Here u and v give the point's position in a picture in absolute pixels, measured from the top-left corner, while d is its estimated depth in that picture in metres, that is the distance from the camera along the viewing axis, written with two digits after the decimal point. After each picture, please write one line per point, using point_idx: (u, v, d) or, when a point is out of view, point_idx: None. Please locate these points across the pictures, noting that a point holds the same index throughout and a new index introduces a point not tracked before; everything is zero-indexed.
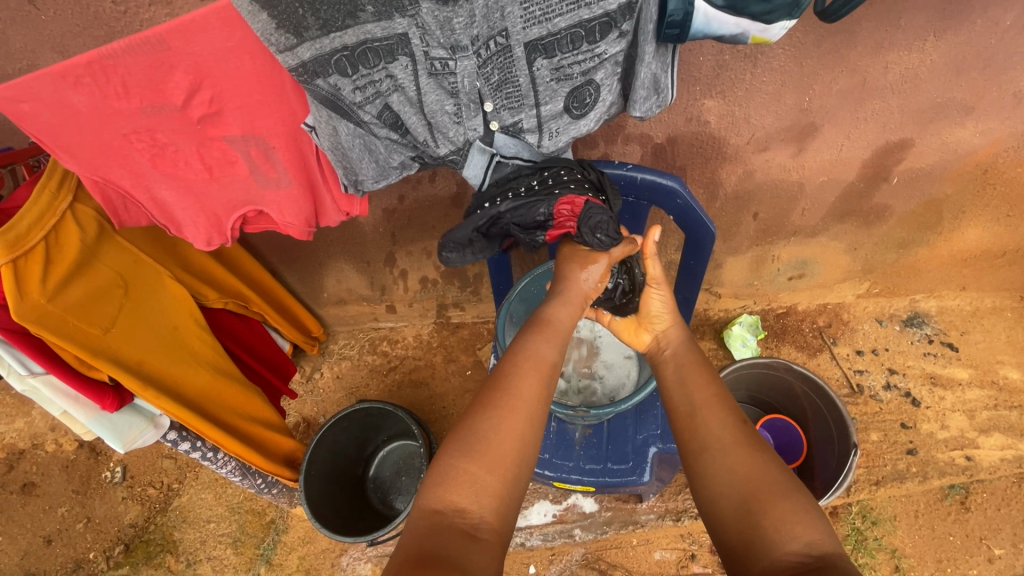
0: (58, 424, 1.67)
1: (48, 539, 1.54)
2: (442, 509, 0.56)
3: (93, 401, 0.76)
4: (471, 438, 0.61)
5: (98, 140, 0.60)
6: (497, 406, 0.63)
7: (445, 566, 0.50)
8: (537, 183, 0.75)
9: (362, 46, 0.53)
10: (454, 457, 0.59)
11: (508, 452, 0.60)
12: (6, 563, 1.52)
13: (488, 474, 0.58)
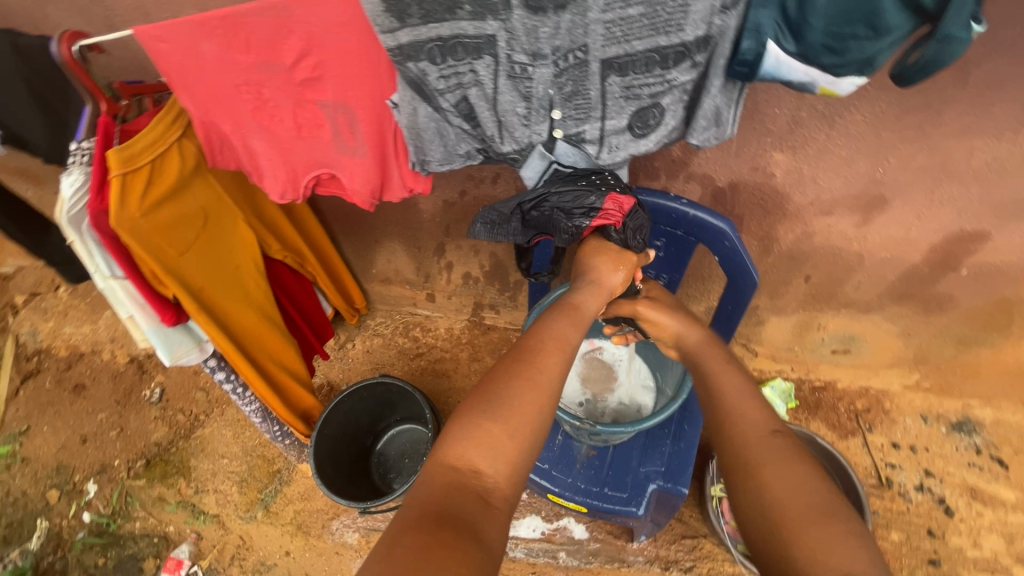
0: (117, 337, 1.84)
1: (83, 438, 1.68)
2: (460, 469, 0.59)
3: (155, 311, 0.85)
4: (498, 402, 0.64)
5: (215, 85, 0.69)
6: (520, 375, 0.67)
7: (463, 528, 0.53)
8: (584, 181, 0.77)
9: (455, 39, 0.59)
10: (479, 416, 0.62)
11: (529, 424, 0.64)
12: (43, 450, 1.67)
13: (505, 438, 0.61)
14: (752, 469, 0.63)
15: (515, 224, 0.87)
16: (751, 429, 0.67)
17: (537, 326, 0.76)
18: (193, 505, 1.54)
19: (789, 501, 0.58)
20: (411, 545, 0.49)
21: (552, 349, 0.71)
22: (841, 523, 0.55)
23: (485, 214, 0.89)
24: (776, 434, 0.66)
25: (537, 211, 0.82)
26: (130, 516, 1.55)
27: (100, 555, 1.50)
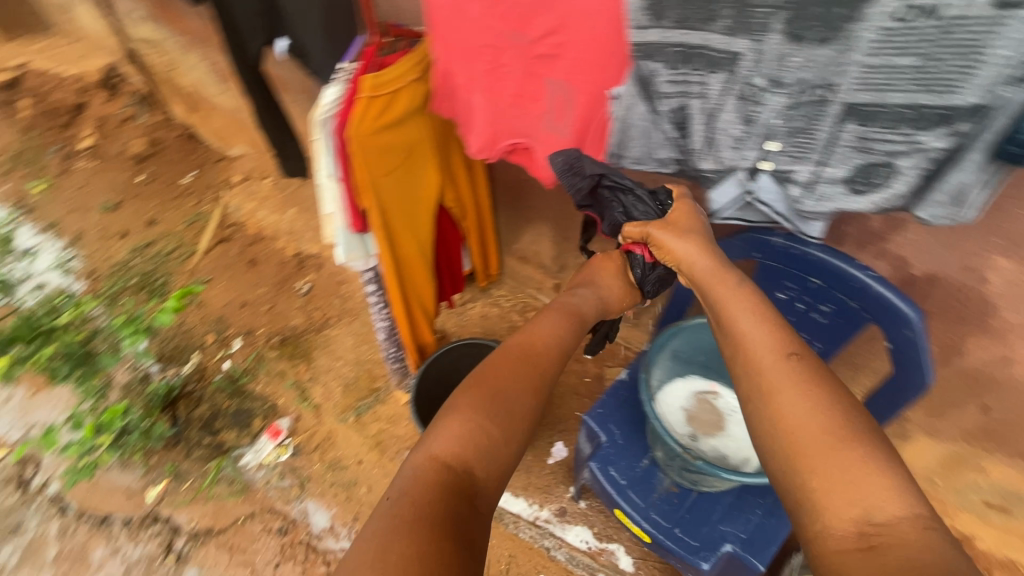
0: (293, 232, 2.17)
1: (244, 303, 2.01)
2: (455, 467, 0.63)
3: (350, 215, 1.00)
4: (499, 402, 0.70)
5: (467, 41, 0.78)
6: (522, 377, 0.74)
7: (458, 532, 0.55)
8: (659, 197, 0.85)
9: (699, 49, 0.60)
10: (480, 416, 0.68)
11: (522, 420, 0.70)
12: (215, 301, 2.04)
13: (491, 430, 0.67)
14: (765, 393, 0.58)
15: (588, 186, 0.82)
16: (762, 357, 0.61)
17: (539, 318, 0.85)
18: (303, 389, 1.77)
19: (807, 432, 0.54)
20: (410, 551, 0.52)
21: (542, 346, 0.80)
22: (868, 449, 0.52)
23: (570, 152, 0.79)
24: (791, 357, 0.60)
25: (609, 194, 0.84)
26: (255, 378, 1.82)
27: (227, 398, 1.78)
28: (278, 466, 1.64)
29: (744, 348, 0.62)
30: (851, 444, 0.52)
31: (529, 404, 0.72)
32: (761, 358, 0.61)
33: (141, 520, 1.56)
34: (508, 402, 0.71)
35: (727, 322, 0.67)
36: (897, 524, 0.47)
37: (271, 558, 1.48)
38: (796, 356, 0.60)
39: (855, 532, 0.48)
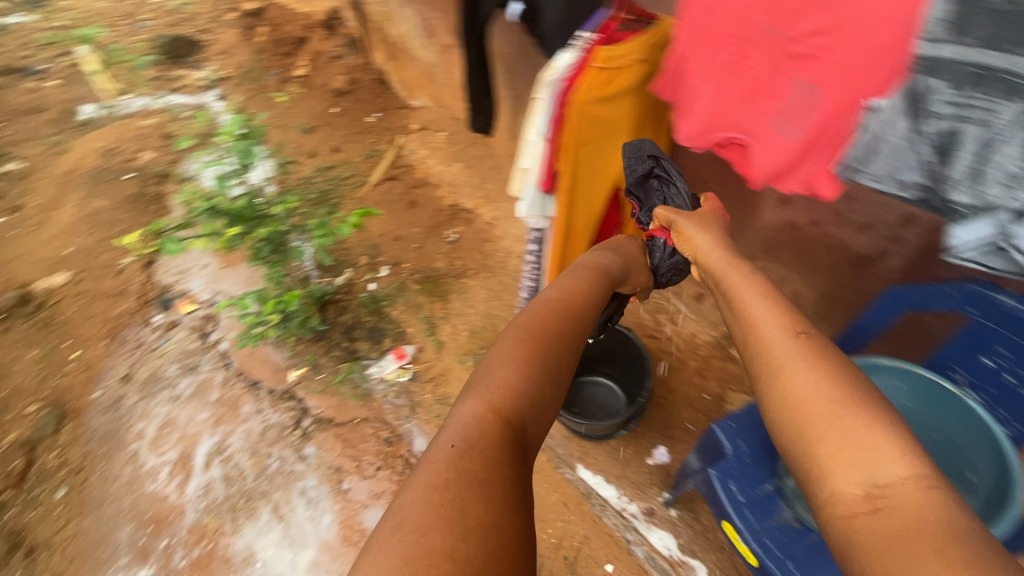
0: (454, 186, 2.39)
1: (399, 237, 2.24)
2: (513, 430, 0.63)
3: (544, 173, 1.08)
4: (549, 345, 0.76)
5: (722, 32, 0.84)
6: (570, 330, 0.82)
7: (508, 487, 0.57)
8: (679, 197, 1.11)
9: (994, 76, 0.64)
10: (540, 379, 0.70)
11: (567, 365, 0.76)
12: (375, 228, 2.28)
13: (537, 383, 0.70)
14: (773, 369, 0.64)
15: (642, 169, 1.10)
16: (774, 332, 0.68)
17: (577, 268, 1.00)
18: (433, 324, 1.94)
19: (817, 400, 0.58)
20: (472, 524, 0.51)
21: (570, 310, 0.86)
22: (872, 414, 0.55)
23: (634, 144, 1.10)
24: (801, 336, 0.67)
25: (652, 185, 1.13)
26: (394, 302, 2.02)
27: (368, 314, 2.00)
28: (396, 383, 1.81)
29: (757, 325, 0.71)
30: (853, 409, 0.56)
31: (564, 366, 0.77)
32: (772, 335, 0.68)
33: (283, 393, 1.80)
34: (547, 357, 0.74)
35: (744, 309, 0.76)
36: (901, 485, 0.49)
37: (372, 459, 1.64)
38: (806, 335, 0.67)
39: (857, 496, 0.50)
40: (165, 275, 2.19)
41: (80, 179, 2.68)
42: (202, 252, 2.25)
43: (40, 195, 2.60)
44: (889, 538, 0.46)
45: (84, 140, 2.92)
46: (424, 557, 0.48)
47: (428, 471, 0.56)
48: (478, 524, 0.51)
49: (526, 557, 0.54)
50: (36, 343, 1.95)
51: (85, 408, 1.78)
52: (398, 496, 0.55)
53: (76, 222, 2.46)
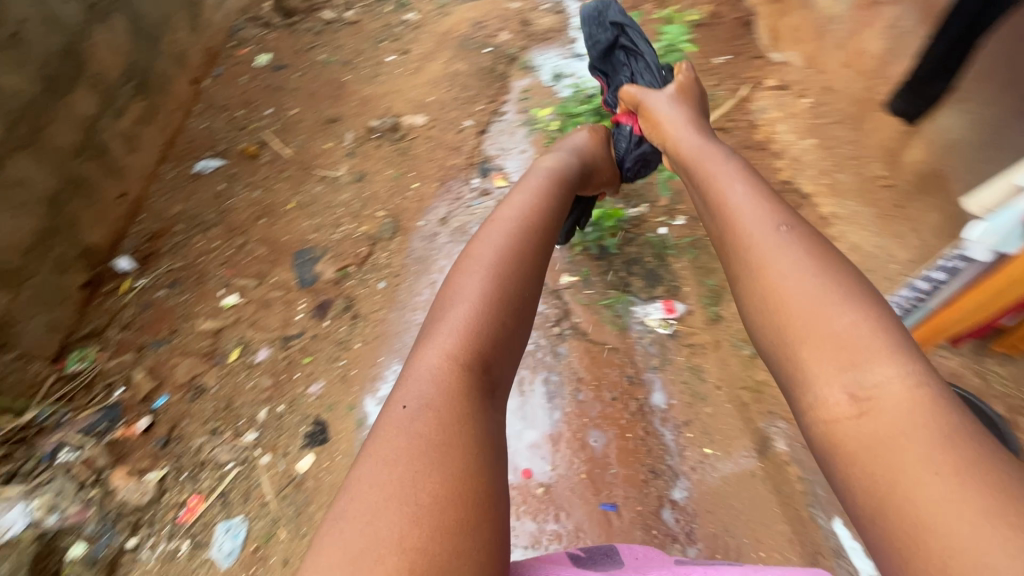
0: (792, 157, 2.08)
1: None
2: (470, 371, 0.87)
3: None
4: (505, 295, 1.00)
5: None
6: (522, 265, 1.07)
7: (465, 431, 0.78)
8: (622, 42, 2.08)
9: None
10: (480, 320, 0.94)
11: (522, 298, 1.01)
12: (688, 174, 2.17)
13: (484, 323, 0.94)
14: (758, 272, 0.88)
15: (607, 39, 2.09)
16: (746, 222, 0.96)
17: (547, 199, 1.33)
18: (716, 295, 1.79)
19: (801, 290, 0.81)
20: (431, 494, 0.68)
21: (536, 223, 1.20)
22: (835, 289, 0.78)
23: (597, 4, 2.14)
24: (781, 228, 0.91)
25: (622, 50, 2.08)
26: (681, 254, 1.90)
27: (651, 255, 1.93)
28: (653, 333, 1.77)
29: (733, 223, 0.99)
30: (835, 295, 0.77)
31: (523, 296, 1.02)
32: (773, 255, 0.88)
33: (552, 290, 1.92)
34: (502, 299, 0.98)
35: (724, 202, 1.05)
36: (889, 386, 0.66)
37: (611, 388, 1.68)
38: (785, 228, 0.91)
39: (846, 402, 0.69)
40: (492, 147, 2.45)
41: (451, 40, 3.08)
42: (525, 141, 2.47)
43: (420, 43, 3.06)
44: (877, 439, 0.64)
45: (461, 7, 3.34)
46: (388, 537, 0.64)
47: (386, 446, 0.75)
48: (433, 498, 0.68)
49: (488, 478, 0.74)
50: (392, 163, 2.40)
51: (411, 230, 2.14)
52: (357, 469, 0.74)
53: (439, 76, 2.86)
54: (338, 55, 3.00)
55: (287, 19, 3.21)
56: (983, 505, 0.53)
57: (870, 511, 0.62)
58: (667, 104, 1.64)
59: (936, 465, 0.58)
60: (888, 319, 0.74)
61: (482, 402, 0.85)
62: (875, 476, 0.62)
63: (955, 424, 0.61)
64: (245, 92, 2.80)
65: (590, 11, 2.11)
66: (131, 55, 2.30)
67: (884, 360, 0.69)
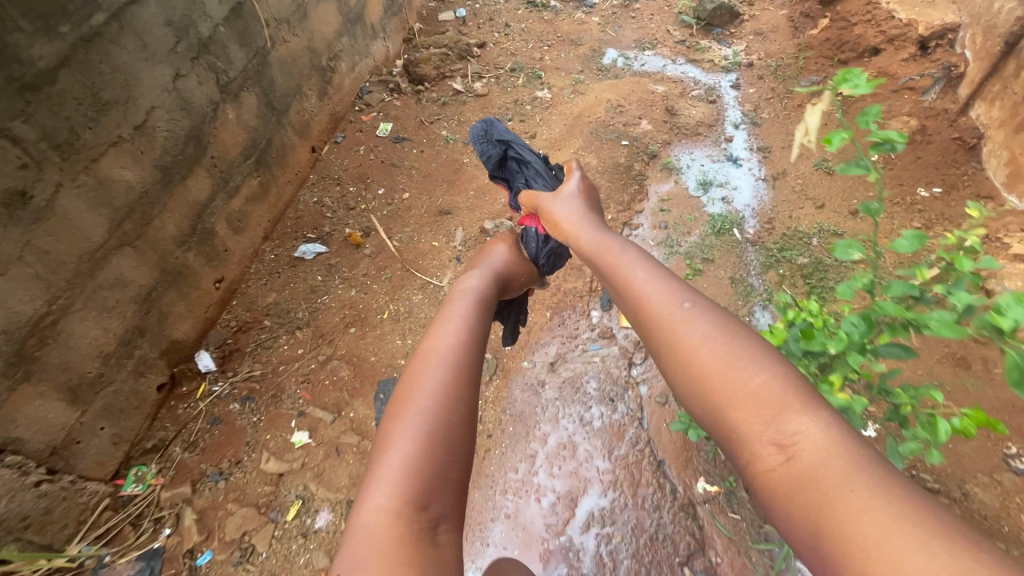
0: None
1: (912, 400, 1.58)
2: (404, 507, 0.95)
3: None
4: (430, 419, 1.08)
5: None
6: (440, 385, 1.15)
7: (424, 552, 0.90)
8: (516, 155, 2.00)
9: None
10: (401, 447, 1.03)
11: (448, 421, 1.09)
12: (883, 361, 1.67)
13: (419, 448, 1.03)
14: (681, 354, 1.07)
15: (498, 153, 2.02)
16: (661, 304, 1.18)
17: (463, 317, 1.37)
18: None
19: (715, 357, 1.02)
20: None
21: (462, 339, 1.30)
22: (742, 352, 1.00)
23: (483, 121, 2.09)
24: (685, 305, 1.15)
25: (512, 162, 2.01)
26: None
27: None
28: None
29: (647, 303, 1.21)
30: (739, 357, 0.99)
31: (456, 410, 1.12)
32: (688, 338, 1.08)
33: (685, 504, 1.50)
34: (435, 425, 1.07)
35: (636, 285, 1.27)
36: (806, 433, 0.85)
37: None
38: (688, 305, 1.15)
39: (776, 455, 0.85)
40: None
41: (584, 125, 2.78)
42: None
43: (550, 126, 2.79)
44: (806, 478, 0.80)
45: (599, 85, 3.06)
46: None
47: None
48: None
49: None
50: None
51: (513, 371, 1.79)
52: None
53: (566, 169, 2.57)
54: (461, 131, 2.80)
55: (416, 86, 3.09)
56: (900, 519, 0.68)
57: (820, 545, 0.74)
58: (564, 203, 1.67)
59: (862, 488, 0.74)
60: (785, 374, 0.95)
61: (417, 541, 0.91)
62: (815, 509, 0.76)
63: (862, 455, 0.79)
64: (360, 165, 2.66)
65: (479, 131, 2.07)
66: (257, 129, 2.21)
67: (798, 413, 0.88)
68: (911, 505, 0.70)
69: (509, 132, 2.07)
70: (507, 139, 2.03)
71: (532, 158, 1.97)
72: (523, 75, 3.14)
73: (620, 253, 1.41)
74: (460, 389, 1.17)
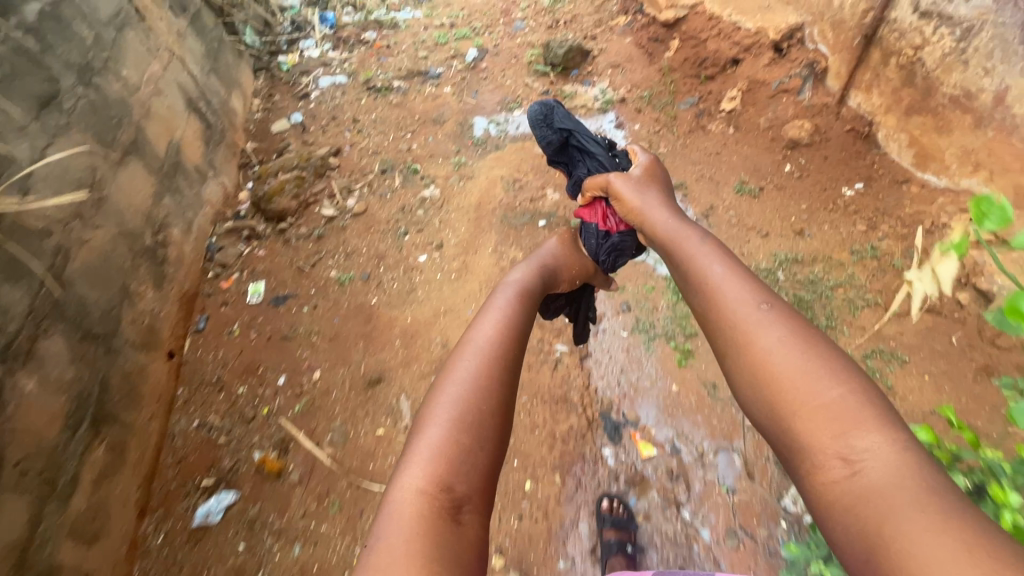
0: None
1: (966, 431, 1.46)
2: (433, 487, 0.81)
3: None
4: (470, 401, 0.95)
5: None
6: (487, 363, 1.03)
7: (434, 532, 0.76)
8: (577, 146, 1.82)
9: None
10: (449, 427, 0.90)
11: (484, 405, 0.95)
12: (920, 398, 1.54)
13: (450, 433, 0.89)
14: (751, 323, 0.97)
15: (560, 139, 1.83)
16: (731, 288, 1.07)
17: (511, 311, 1.24)
18: None
19: (776, 337, 0.92)
20: None
21: (505, 330, 1.16)
22: (837, 346, 0.88)
23: (543, 103, 1.84)
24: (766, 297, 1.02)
25: (575, 150, 1.83)
26: None
27: None
28: None
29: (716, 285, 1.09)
30: (818, 337, 0.90)
31: (489, 399, 0.98)
32: (759, 332, 0.96)
33: None
34: (471, 408, 0.93)
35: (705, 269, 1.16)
36: (876, 448, 0.73)
37: None
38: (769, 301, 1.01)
39: (842, 468, 0.75)
40: (605, 383, 1.78)
41: (489, 216, 2.48)
42: (653, 364, 1.81)
43: (453, 227, 2.43)
44: (873, 493, 0.70)
45: (483, 163, 2.78)
46: None
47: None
48: None
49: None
50: None
51: None
52: None
53: (493, 273, 2.23)
54: (352, 265, 2.32)
55: (277, 223, 2.55)
56: (976, 539, 0.60)
57: (874, 565, 0.65)
58: (635, 188, 1.59)
59: (936, 512, 0.64)
60: (864, 387, 0.82)
61: (432, 524, 0.78)
62: (875, 525, 0.67)
63: (944, 483, 0.68)
64: (242, 351, 2.08)
65: (538, 111, 1.84)
66: (85, 377, 1.57)
67: (880, 430, 0.75)
68: (984, 533, 0.60)
69: (571, 116, 1.87)
70: (570, 127, 1.83)
71: (596, 151, 1.79)
72: (397, 175, 2.74)
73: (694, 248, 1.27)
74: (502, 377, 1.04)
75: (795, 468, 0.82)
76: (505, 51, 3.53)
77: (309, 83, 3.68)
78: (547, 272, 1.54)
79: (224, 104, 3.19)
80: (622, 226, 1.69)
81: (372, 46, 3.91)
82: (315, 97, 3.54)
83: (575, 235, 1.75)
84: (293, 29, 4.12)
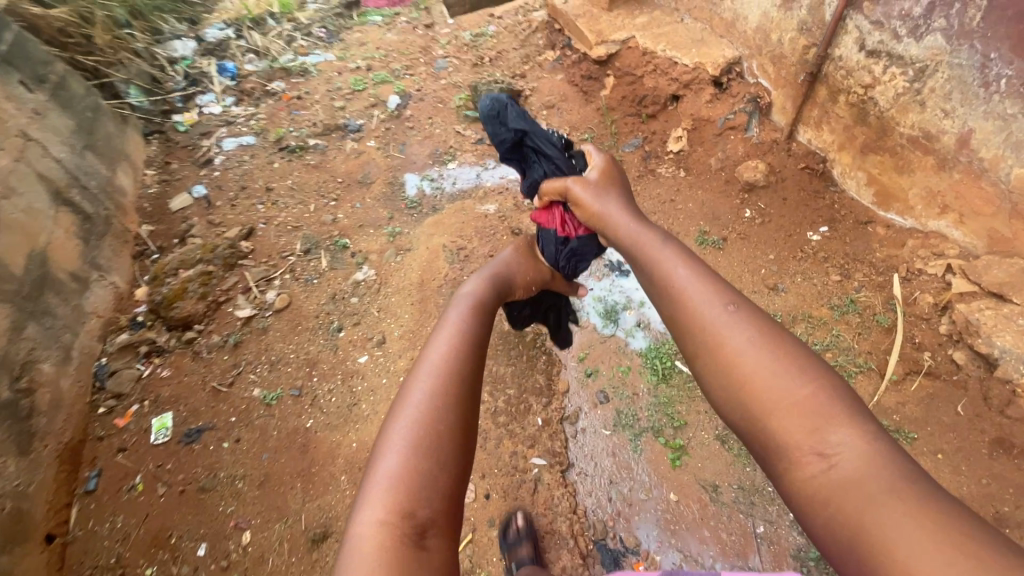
0: None
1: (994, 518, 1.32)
2: (400, 514, 0.84)
3: None
4: (430, 423, 0.95)
5: None
6: (444, 378, 1.02)
7: (403, 556, 0.80)
8: (531, 147, 1.69)
9: None
10: (416, 452, 0.91)
11: (443, 426, 0.95)
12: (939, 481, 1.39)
13: (408, 458, 0.90)
14: (712, 325, 0.95)
15: (513, 139, 1.69)
16: (689, 286, 1.03)
17: (463, 322, 1.19)
18: None
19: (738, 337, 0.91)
20: None
21: (462, 343, 1.13)
22: (801, 340, 0.89)
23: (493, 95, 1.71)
24: (729, 297, 0.99)
25: (529, 150, 1.70)
26: None
27: None
28: None
29: (674, 286, 1.05)
30: (780, 332, 0.90)
31: (450, 417, 0.98)
32: (726, 331, 0.94)
33: None
34: (431, 435, 0.93)
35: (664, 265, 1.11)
36: (849, 445, 0.76)
37: None
38: (731, 299, 0.98)
39: (816, 463, 0.77)
40: (595, 502, 1.56)
41: (435, 295, 2.19)
42: (644, 468, 1.60)
43: (395, 314, 2.12)
44: (845, 490, 0.73)
45: (420, 230, 2.49)
46: None
47: None
48: None
49: None
50: None
51: None
52: None
53: None
54: (278, 378, 1.97)
55: (183, 332, 2.13)
56: (930, 526, 0.64)
57: (842, 544, 0.71)
58: (587, 189, 1.44)
59: (900, 503, 0.68)
60: (839, 381, 0.83)
61: (396, 551, 0.80)
62: (848, 518, 0.71)
63: (911, 475, 0.71)
64: (149, 516, 1.67)
65: (488, 108, 1.70)
66: None
67: (846, 424, 0.78)
68: (940, 519, 0.65)
69: (525, 114, 1.73)
70: (523, 127, 1.68)
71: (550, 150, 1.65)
72: (324, 254, 2.40)
73: (653, 245, 1.19)
74: (465, 391, 1.03)
75: (768, 460, 0.85)
76: (430, 95, 3.26)
77: (211, 146, 3.24)
78: (503, 281, 1.49)
79: (106, 184, 2.71)
80: (580, 231, 1.62)
81: (281, 97, 3.51)
82: (220, 162, 3.12)
83: (534, 243, 1.72)
84: (188, 84, 3.66)
